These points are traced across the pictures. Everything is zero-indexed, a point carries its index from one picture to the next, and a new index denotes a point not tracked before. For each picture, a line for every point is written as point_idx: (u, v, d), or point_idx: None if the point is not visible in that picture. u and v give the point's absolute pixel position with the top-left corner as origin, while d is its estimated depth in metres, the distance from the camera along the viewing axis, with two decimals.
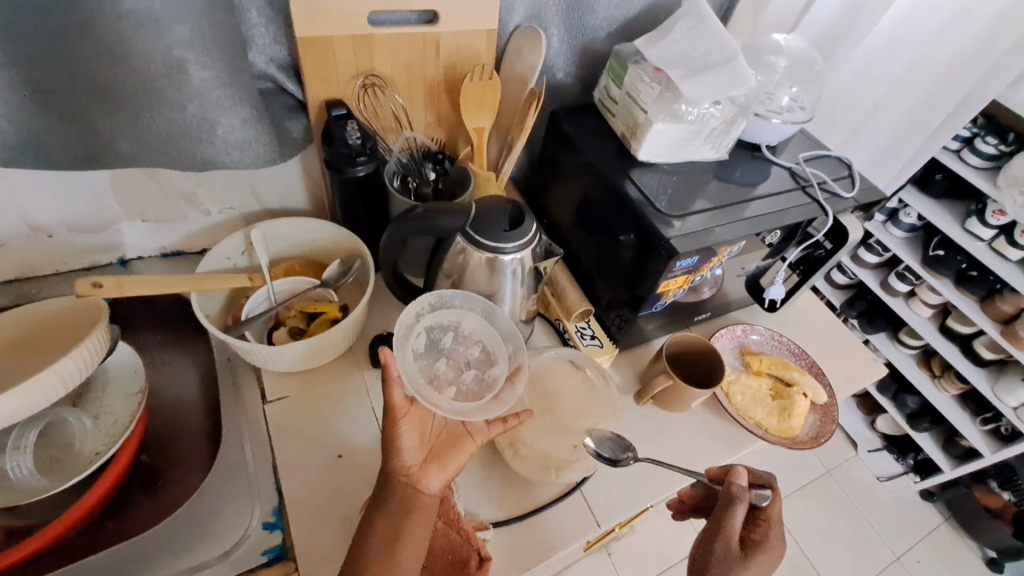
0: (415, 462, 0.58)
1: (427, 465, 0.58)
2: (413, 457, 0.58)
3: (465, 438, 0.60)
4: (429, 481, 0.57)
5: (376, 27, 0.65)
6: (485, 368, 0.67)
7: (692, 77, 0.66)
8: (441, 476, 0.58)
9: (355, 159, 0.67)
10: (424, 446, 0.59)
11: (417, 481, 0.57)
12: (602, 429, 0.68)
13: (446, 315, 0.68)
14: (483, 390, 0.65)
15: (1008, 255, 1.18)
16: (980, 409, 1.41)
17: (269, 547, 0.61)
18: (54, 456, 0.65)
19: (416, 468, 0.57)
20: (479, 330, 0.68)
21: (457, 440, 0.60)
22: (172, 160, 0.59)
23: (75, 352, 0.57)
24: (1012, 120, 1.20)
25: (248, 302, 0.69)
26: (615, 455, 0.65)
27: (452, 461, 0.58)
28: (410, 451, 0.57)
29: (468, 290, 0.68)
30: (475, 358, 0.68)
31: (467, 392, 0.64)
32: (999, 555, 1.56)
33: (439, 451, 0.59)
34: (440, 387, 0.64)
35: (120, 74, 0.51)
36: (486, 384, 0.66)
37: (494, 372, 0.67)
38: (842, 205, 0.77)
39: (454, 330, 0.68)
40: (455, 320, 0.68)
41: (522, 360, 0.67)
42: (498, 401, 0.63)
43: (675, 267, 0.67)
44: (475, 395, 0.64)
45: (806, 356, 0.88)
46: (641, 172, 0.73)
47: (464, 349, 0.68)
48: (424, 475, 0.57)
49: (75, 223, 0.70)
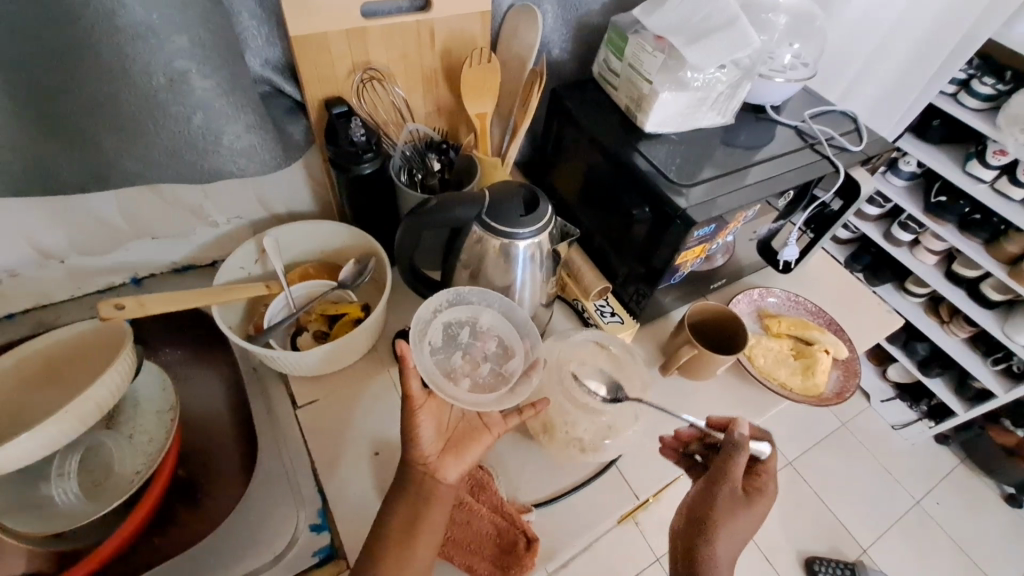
0: (433, 452, 0.58)
1: (445, 455, 0.59)
2: (431, 447, 0.58)
3: (482, 430, 0.62)
4: (448, 471, 0.58)
5: (369, 19, 0.64)
6: (502, 362, 0.67)
7: (694, 43, 0.64)
8: (458, 466, 0.59)
9: (362, 156, 0.66)
10: (441, 437, 0.60)
11: (436, 471, 0.58)
12: (604, 371, 0.70)
13: (463, 310, 0.68)
14: (499, 383, 0.65)
15: (1010, 195, 1.18)
16: (991, 350, 1.42)
17: (318, 548, 0.61)
18: (96, 481, 0.66)
19: (434, 458, 0.58)
20: (496, 326, 0.69)
21: (475, 433, 0.61)
22: (180, 174, 0.58)
23: (104, 377, 0.57)
24: (1010, 58, 1.18)
25: (268, 310, 0.69)
26: (613, 395, 0.68)
27: (468, 453, 0.59)
28: (428, 441, 0.58)
29: (484, 287, 0.68)
30: (492, 353, 0.68)
31: (483, 385, 0.65)
32: (1017, 490, 1.60)
33: (456, 441, 0.60)
34: (456, 380, 0.64)
35: (121, 92, 0.50)
36: (503, 378, 0.66)
37: (511, 365, 0.67)
38: (852, 159, 0.77)
39: (471, 325, 0.68)
40: (471, 316, 0.69)
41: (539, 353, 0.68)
42: (514, 393, 0.64)
43: (692, 237, 0.67)
44: (491, 387, 0.65)
45: (824, 314, 0.88)
46: (649, 144, 0.73)
47: (481, 344, 0.68)
48: (441, 464, 0.58)
49: (86, 246, 0.70)
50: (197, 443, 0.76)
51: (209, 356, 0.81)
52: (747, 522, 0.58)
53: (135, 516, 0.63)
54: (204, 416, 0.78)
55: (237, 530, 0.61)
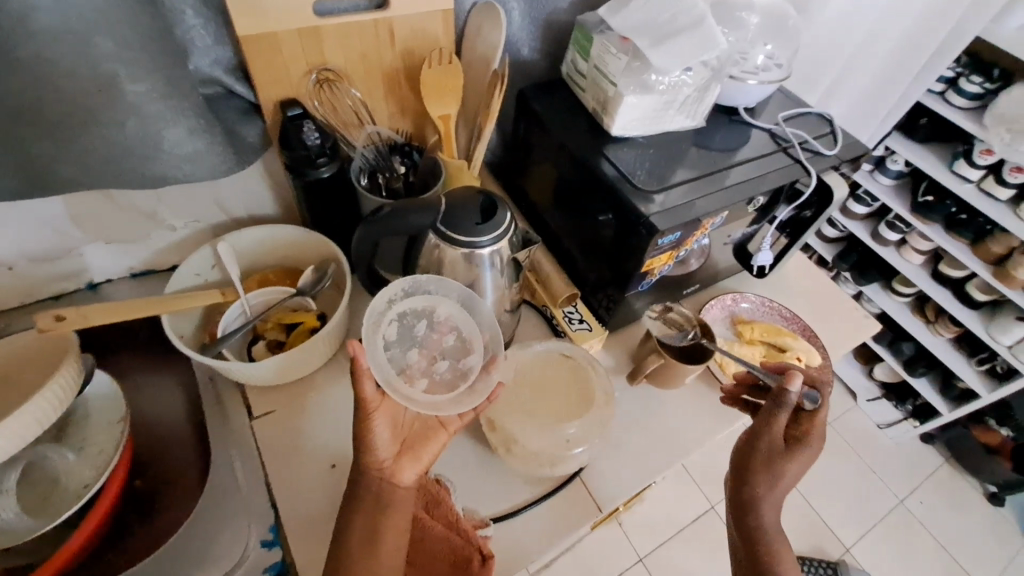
0: (389, 456, 0.57)
1: (401, 458, 0.57)
2: (386, 451, 0.56)
3: (438, 429, 0.59)
4: (405, 473, 0.56)
5: (323, 18, 0.62)
6: (460, 357, 0.64)
7: (660, 45, 0.62)
8: (415, 467, 0.57)
9: (316, 160, 0.64)
10: (396, 439, 0.58)
11: (392, 475, 0.56)
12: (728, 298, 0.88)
13: (419, 301, 0.64)
14: (457, 380, 0.62)
15: (997, 195, 1.17)
16: (975, 350, 1.42)
17: (270, 564, 0.60)
18: (41, 494, 0.65)
19: (390, 461, 0.57)
20: (454, 316, 0.64)
21: (430, 431, 0.59)
22: (121, 180, 0.56)
23: (44, 390, 0.55)
24: (996, 57, 1.16)
25: (222, 318, 0.67)
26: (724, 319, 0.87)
27: (426, 452, 0.58)
28: (383, 445, 0.56)
29: (442, 275, 0.63)
30: (450, 346, 0.64)
31: (441, 383, 0.61)
32: (1000, 490, 1.60)
33: (412, 442, 0.58)
34: (412, 379, 0.60)
35: (47, 95, 0.48)
36: (461, 373, 0.63)
37: (469, 361, 0.63)
38: (826, 164, 0.75)
39: (428, 317, 0.64)
40: (428, 307, 0.64)
41: (499, 348, 0.64)
42: (473, 392, 0.61)
43: (658, 244, 0.65)
44: (448, 386, 0.61)
45: (800, 320, 0.87)
46: (616, 149, 0.71)
47: (438, 336, 0.64)
48: (399, 468, 0.57)
49: (34, 252, 0.68)
50: (155, 453, 0.74)
51: (168, 365, 0.79)
52: (795, 471, 0.60)
53: (82, 529, 0.61)
54: (162, 427, 0.76)
55: (188, 543, 0.61)
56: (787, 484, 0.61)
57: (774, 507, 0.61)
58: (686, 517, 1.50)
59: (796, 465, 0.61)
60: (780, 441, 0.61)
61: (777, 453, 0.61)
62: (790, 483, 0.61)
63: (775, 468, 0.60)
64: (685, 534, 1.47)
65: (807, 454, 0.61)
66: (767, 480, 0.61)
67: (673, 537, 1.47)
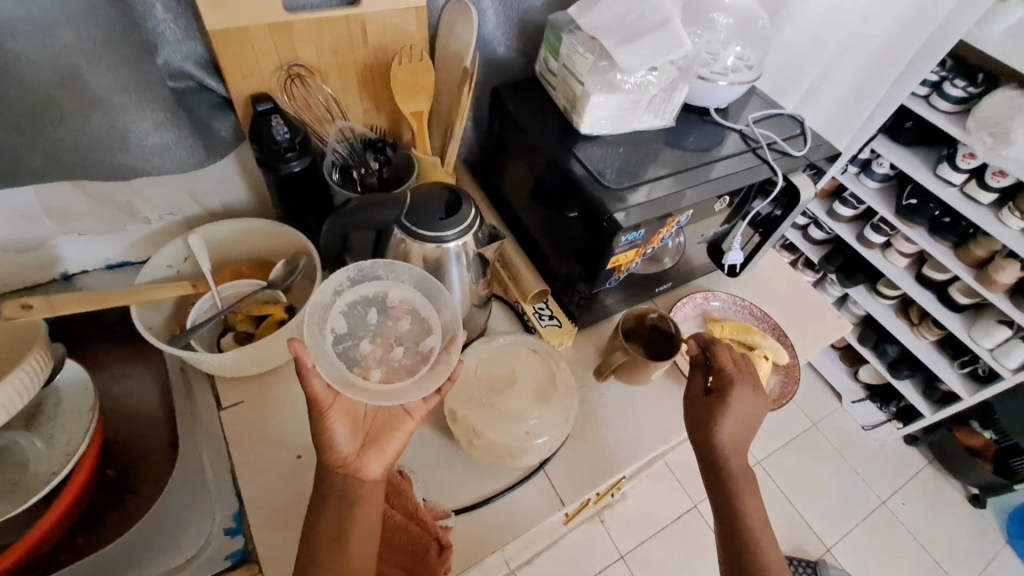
0: (352, 450, 0.57)
1: (366, 451, 0.57)
2: (348, 446, 0.56)
3: (403, 418, 0.59)
4: (371, 467, 0.57)
5: (292, 14, 0.62)
6: (418, 340, 0.62)
7: (626, 44, 0.63)
8: (380, 459, 0.57)
9: (286, 155, 0.65)
10: (358, 433, 0.58)
11: (357, 470, 0.56)
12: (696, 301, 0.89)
13: (370, 287, 0.62)
14: (418, 363, 0.60)
15: (980, 199, 1.18)
16: (958, 352, 1.43)
17: (231, 550, 0.62)
18: (10, 481, 0.66)
19: (354, 456, 0.56)
20: (409, 299, 0.63)
21: (395, 422, 0.59)
22: (89, 170, 0.58)
23: (11, 378, 0.56)
24: (978, 61, 1.17)
25: (192, 311, 0.68)
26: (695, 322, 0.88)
27: (390, 443, 0.58)
28: (343, 440, 0.56)
29: (391, 258, 0.63)
30: (406, 330, 0.62)
31: (400, 369, 0.59)
32: (981, 491, 1.61)
33: (377, 435, 0.58)
34: (367, 370, 0.58)
35: (12, 85, 0.50)
36: (421, 357, 0.60)
37: (428, 343, 0.61)
38: (793, 164, 0.76)
39: (380, 303, 0.62)
40: (380, 292, 0.62)
41: (457, 327, 0.62)
42: (434, 374, 0.59)
43: (621, 242, 0.66)
44: (408, 370, 0.59)
45: (769, 319, 0.88)
46: (586, 147, 0.71)
47: (394, 322, 0.62)
48: (363, 462, 0.56)
49: (8, 242, 0.69)
50: (127, 442, 0.75)
51: (142, 356, 0.79)
52: (728, 416, 0.64)
53: (48, 515, 0.62)
54: (134, 417, 0.76)
55: (159, 529, 0.64)
56: (733, 437, 0.65)
57: (737, 452, 0.65)
58: (668, 516, 1.51)
59: (731, 411, 0.64)
60: (700, 393, 0.69)
61: (700, 404, 0.67)
62: (732, 432, 0.64)
63: (704, 416, 0.66)
64: (666, 533, 1.49)
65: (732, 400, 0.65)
66: (697, 426, 0.66)
67: (658, 534, 1.48)
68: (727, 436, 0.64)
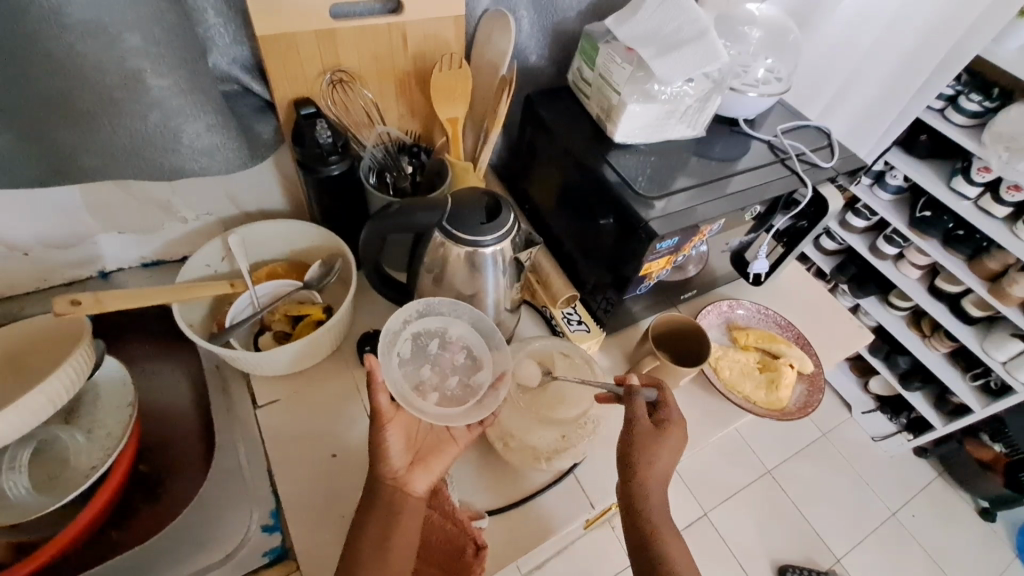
0: (402, 466, 0.57)
1: (414, 468, 0.58)
2: (400, 461, 0.57)
3: (449, 442, 0.61)
4: (417, 483, 0.57)
5: (338, 21, 0.63)
6: (470, 374, 0.65)
7: (663, 55, 0.65)
8: (427, 477, 0.58)
9: (328, 158, 0.66)
10: (409, 450, 0.59)
11: (404, 484, 0.57)
12: (718, 309, 0.90)
13: (433, 321, 0.66)
14: (467, 395, 0.63)
15: (993, 212, 1.19)
16: (970, 365, 1.43)
17: (268, 548, 0.63)
18: (50, 473, 0.67)
19: (403, 471, 0.57)
20: (465, 336, 0.67)
21: (441, 444, 0.61)
22: (140, 170, 0.60)
23: (58, 372, 0.57)
24: (997, 75, 1.18)
25: (232, 308, 0.69)
26: (718, 329, 0.89)
27: (437, 463, 0.59)
28: (396, 455, 0.57)
29: (457, 298, 0.67)
30: (461, 364, 0.66)
31: (451, 398, 0.62)
32: (991, 505, 1.61)
33: (424, 454, 0.59)
34: (424, 393, 0.62)
35: (72, 85, 0.51)
36: (471, 390, 0.64)
37: (478, 378, 0.65)
38: (821, 175, 0.77)
39: (440, 336, 0.66)
40: (441, 327, 0.67)
41: (507, 365, 0.65)
42: (481, 406, 0.61)
43: (655, 249, 0.67)
44: (458, 400, 0.62)
45: (793, 328, 0.89)
46: (618, 155, 0.73)
47: (450, 355, 0.66)
48: (410, 477, 0.57)
49: (50, 238, 0.70)
50: (159, 439, 0.75)
51: (175, 353, 0.80)
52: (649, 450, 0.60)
53: (88, 509, 0.62)
54: (167, 415, 0.77)
55: (194, 528, 0.64)
56: (641, 470, 0.60)
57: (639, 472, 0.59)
58: (679, 523, 1.51)
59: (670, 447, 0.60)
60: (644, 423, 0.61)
61: (648, 434, 0.60)
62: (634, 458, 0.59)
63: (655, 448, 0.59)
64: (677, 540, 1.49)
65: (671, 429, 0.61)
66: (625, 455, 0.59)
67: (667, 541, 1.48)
68: (642, 466, 0.59)
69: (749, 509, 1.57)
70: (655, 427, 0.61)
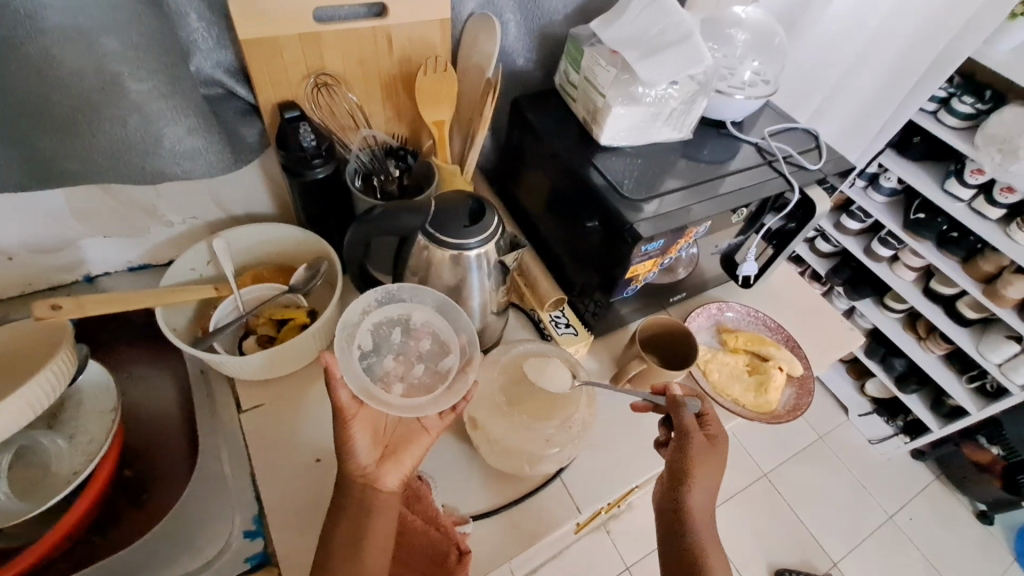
0: (370, 462, 0.57)
1: (384, 463, 0.57)
2: (368, 457, 0.57)
3: (421, 433, 0.60)
4: (387, 478, 0.57)
5: (322, 24, 0.64)
6: (437, 359, 0.64)
7: (649, 58, 0.65)
8: (398, 471, 0.57)
9: (312, 161, 0.66)
10: (378, 445, 0.58)
11: (374, 480, 0.56)
12: (709, 311, 0.90)
13: (395, 309, 0.66)
14: (436, 381, 0.62)
15: (987, 214, 1.18)
16: (966, 367, 1.42)
17: (250, 554, 0.63)
18: (32, 479, 0.66)
19: (372, 467, 0.57)
20: (431, 321, 0.66)
21: (412, 435, 0.60)
22: (123, 174, 0.60)
23: (38, 377, 0.57)
24: (989, 78, 1.18)
25: (215, 313, 0.68)
26: (709, 333, 0.89)
27: (408, 456, 0.58)
28: (363, 451, 0.56)
29: (417, 283, 0.66)
30: (427, 350, 0.65)
31: (418, 386, 0.61)
32: (988, 508, 1.60)
33: (394, 446, 0.59)
34: (389, 384, 0.61)
35: (51, 89, 0.51)
36: (439, 376, 0.63)
37: (447, 362, 0.63)
38: (809, 177, 0.77)
39: (404, 323, 0.65)
40: (404, 314, 0.66)
41: (475, 349, 0.64)
42: (450, 392, 0.61)
43: (641, 251, 0.67)
44: (426, 388, 0.61)
45: (782, 330, 0.89)
46: (605, 157, 0.72)
47: (415, 342, 0.65)
48: (381, 473, 0.57)
49: (35, 243, 0.70)
50: (145, 443, 0.75)
51: (161, 357, 0.80)
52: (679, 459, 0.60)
53: (70, 514, 0.62)
54: (153, 419, 0.77)
55: (179, 531, 0.64)
56: None
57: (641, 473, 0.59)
58: None
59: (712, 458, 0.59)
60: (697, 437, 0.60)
61: (703, 449, 0.59)
62: None
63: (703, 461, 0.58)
64: None
65: (721, 446, 0.61)
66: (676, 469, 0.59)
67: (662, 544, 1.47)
68: None
69: (744, 512, 1.56)
70: (706, 443, 0.60)
